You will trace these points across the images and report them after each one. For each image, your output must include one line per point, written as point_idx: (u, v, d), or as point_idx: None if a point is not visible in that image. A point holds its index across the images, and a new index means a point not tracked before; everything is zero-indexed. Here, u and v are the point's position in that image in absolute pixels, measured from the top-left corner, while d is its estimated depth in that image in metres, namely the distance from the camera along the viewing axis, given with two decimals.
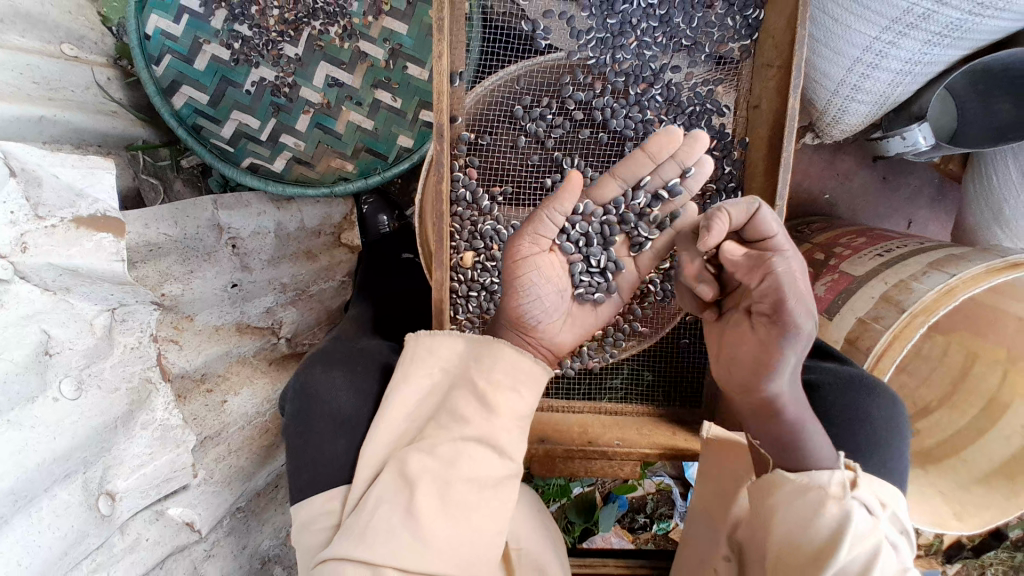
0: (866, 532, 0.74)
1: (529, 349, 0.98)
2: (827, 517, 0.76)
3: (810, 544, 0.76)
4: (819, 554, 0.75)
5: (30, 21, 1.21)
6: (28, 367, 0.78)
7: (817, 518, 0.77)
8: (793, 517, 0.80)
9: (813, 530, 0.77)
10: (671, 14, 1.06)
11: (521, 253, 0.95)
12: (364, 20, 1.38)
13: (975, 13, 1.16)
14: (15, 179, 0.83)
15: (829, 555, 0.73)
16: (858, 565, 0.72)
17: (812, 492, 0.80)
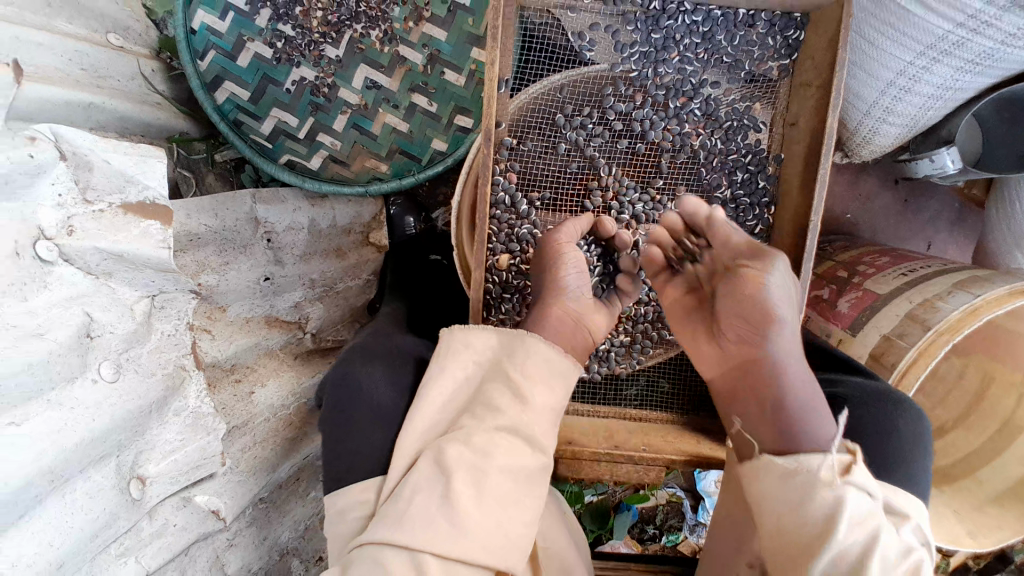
0: (864, 518, 0.72)
1: (571, 325, 0.99)
2: (826, 502, 0.73)
3: (808, 527, 0.74)
4: (816, 540, 0.72)
5: (75, 7, 1.22)
6: (70, 347, 0.79)
7: (815, 501, 0.74)
8: (789, 497, 0.77)
9: (809, 515, 0.74)
10: (713, 32, 1.07)
11: (562, 238, 1.04)
12: (405, 26, 1.42)
13: (1007, 43, 1.16)
14: (64, 163, 0.82)
15: (827, 539, 0.71)
16: (857, 549, 0.70)
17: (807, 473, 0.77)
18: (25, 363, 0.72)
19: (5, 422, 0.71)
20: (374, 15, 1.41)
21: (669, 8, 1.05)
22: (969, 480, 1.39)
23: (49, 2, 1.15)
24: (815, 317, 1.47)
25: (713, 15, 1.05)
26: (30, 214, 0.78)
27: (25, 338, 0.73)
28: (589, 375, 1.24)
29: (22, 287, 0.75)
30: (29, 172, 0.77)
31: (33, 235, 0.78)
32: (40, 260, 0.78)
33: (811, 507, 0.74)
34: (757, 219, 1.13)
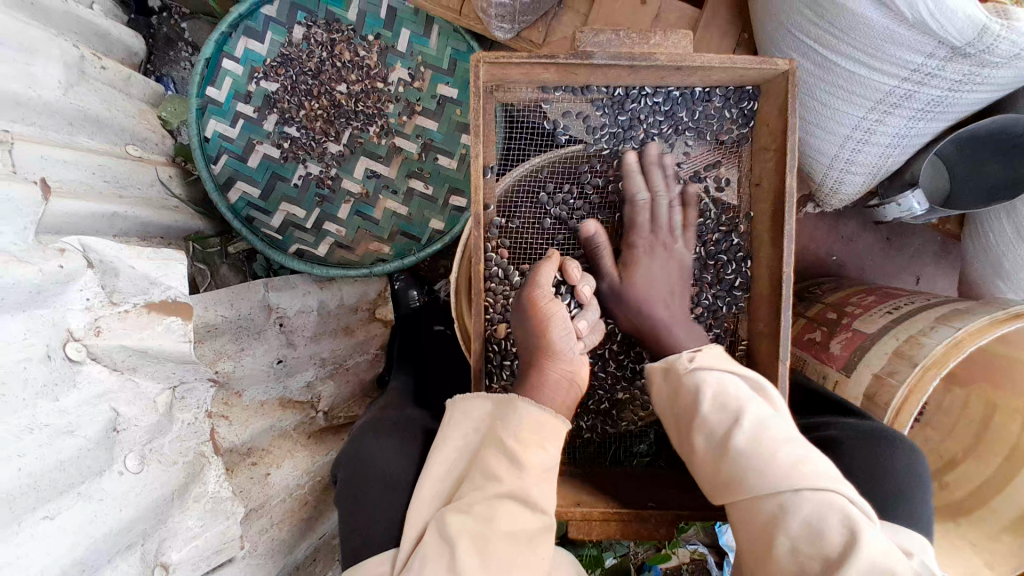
0: (767, 433, 0.86)
1: (554, 381, 0.97)
2: (729, 412, 0.90)
3: (719, 434, 0.90)
4: (724, 441, 0.89)
5: (97, 124, 1.34)
6: (98, 443, 0.86)
7: (719, 410, 0.91)
8: (690, 399, 0.95)
9: (715, 423, 0.91)
10: (674, 110, 1.17)
11: (538, 296, 1.01)
12: (399, 120, 1.57)
13: (954, 90, 1.25)
14: (89, 270, 0.89)
15: (731, 443, 0.87)
16: (724, 418, 0.90)
17: (709, 388, 0.94)
18: (58, 460, 0.79)
19: (40, 516, 0.77)
20: (372, 114, 1.57)
21: (632, 93, 1.15)
22: (984, 510, 1.37)
23: (72, 121, 1.25)
24: (811, 360, 1.51)
25: (672, 96, 1.16)
26: (60, 319, 0.85)
27: (58, 434, 0.80)
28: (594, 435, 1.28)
29: (54, 387, 0.81)
30: (57, 282, 0.81)
31: (64, 338, 0.85)
32: (69, 360, 0.85)
33: (710, 414, 0.91)
34: (737, 272, 1.21)
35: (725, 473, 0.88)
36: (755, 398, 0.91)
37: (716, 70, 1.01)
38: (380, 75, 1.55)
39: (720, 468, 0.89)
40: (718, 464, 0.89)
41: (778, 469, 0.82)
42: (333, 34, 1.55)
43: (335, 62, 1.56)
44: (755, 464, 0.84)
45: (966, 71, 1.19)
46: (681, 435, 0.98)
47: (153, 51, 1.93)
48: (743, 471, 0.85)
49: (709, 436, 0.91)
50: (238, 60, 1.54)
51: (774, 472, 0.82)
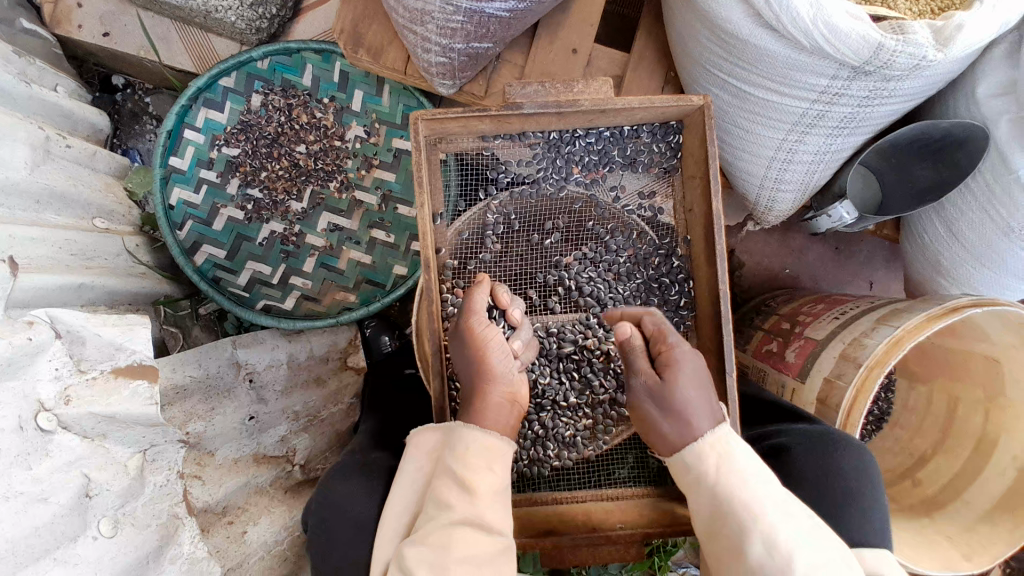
0: (766, 514, 0.87)
1: (495, 405, 1.02)
2: (725, 492, 0.92)
3: (719, 514, 0.92)
4: (725, 523, 0.90)
5: (63, 201, 1.38)
6: (71, 508, 0.88)
7: (716, 487, 0.93)
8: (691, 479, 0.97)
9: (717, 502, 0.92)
10: (607, 149, 1.26)
11: (475, 324, 1.07)
12: (358, 174, 1.65)
13: (864, 105, 1.36)
14: (58, 341, 0.92)
15: (732, 525, 0.89)
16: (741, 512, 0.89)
17: (704, 466, 0.96)
18: (34, 526, 0.81)
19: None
20: (331, 170, 1.65)
21: (566, 136, 1.23)
22: (957, 503, 1.41)
23: (39, 199, 1.29)
24: (769, 370, 1.57)
25: (603, 135, 1.24)
26: (30, 390, 0.87)
27: (32, 502, 0.82)
28: (560, 463, 1.31)
29: (26, 456, 0.84)
30: (29, 352, 0.86)
31: (34, 409, 0.87)
32: (40, 430, 0.87)
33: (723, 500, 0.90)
34: (680, 292, 1.28)
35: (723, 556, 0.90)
36: (752, 469, 0.92)
37: (638, 110, 1.11)
38: (337, 134, 1.64)
39: (717, 547, 0.91)
40: (717, 542, 0.91)
41: (783, 552, 0.83)
42: (290, 99, 1.64)
43: (293, 125, 1.64)
44: (760, 551, 0.85)
45: (870, 87, 1.31)
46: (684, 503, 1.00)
47: (119, 125, 2.00)
48: (740, 553, 0.87)
49: (709, 514, 0.94)
50: (199, 130, 1.61)
51: (779, 560, 0.83)
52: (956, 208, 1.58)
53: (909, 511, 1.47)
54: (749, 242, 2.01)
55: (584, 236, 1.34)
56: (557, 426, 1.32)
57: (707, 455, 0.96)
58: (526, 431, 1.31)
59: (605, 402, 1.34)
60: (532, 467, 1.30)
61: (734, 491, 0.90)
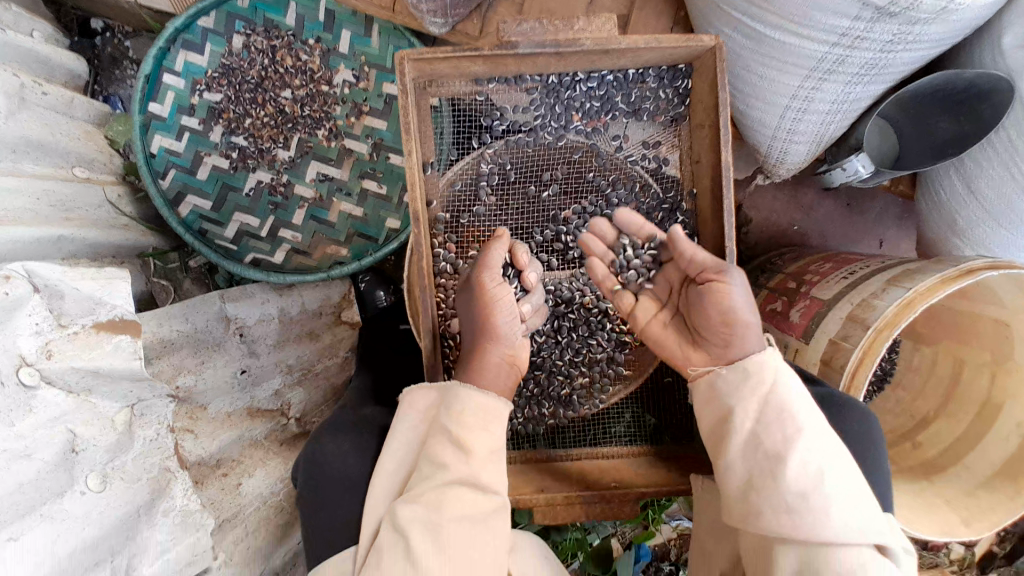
0: (813, 460, 0.86)
1: (491, 370, 1.01)
2: (778, 434, 0.89)
3: (764, 457, 0.89)
4: (773, 465, 0.87)
5: (42, 149, 1.31)
6: (57, 465, 0.81)
7: (772, 429, 0.89)
8: (738, 419, 0.93)
9: (764, 445, 0.89)
10: (609, 95, 1.18)
11: (486, 279, 1.03)
12: (348, 121, 1.57)
13: (886, 51, 1.26)
14: (37, 295, 0.83)
15: (780, 468, 0.86)
16: (780, 433, 0.89)
17: (760, 406, 0.92)
18: (17, 482, 0.76)
19: (4, 537, 0.73)
20: (320, 117, 1.57)
21: (566, 80, 1.15)
22: (958, 467, 1.40)
23: (15, 150, 1.22)
24: (772, 330, 1.53)
25: (606, 80, 1.15)
26: (9, 344, 0.79)
27: (15, 459, 0.76)
28: (555, 421, 1.30)
29: (9, 412, 0.77)
30: (6, 307, 0.78)
31: (15, 363, 0.79)
32: (22, 386, 0.79)
33: (756, 424, 0.91)
34: None
35: (762, 500, 0.87)
36: (809, 415, 0.89)
37: (644, 51, 1.03)
38: (324, 78, 1.55)
39: (756, 490, 0.89)
40: (755, 486, 0.89)
41: (824, 497, 0.83)
42: (273, 40, 1.54)
43: (278, 68, 1.55)
44: (803, 497, 0.84)
45: (895, 31, 1.21)
46: (716, 449, 0.96)
47: (99, 71, 1.90)
48: (781, 497, 0.85)
49: (751, 456, 0.90)
50: (178, 74, 1.52)
51: (819, 507, 0.83)
52: (974, 163, 1.50)
53: (908, 472, 1.46)
54: (757, 197, 1.94)
55: (584, 188, 1.26)
56: (552, 385, 1.30)
57: (762, 395, 0.92)
58: (521, 389, 1.29)
59: (602, 361, 1.31)
60: (527, 425, 1.28)
61: (783, 404, 0.90)
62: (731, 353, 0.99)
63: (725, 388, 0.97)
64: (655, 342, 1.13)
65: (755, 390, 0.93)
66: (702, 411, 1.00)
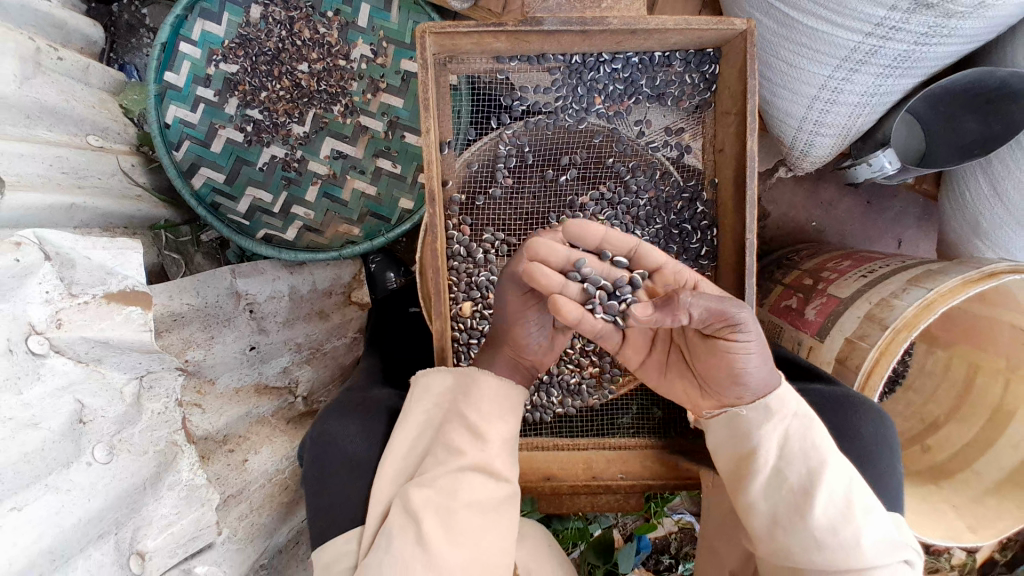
0: (839, 491, 0.84)
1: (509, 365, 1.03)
2: (802, 468, 0.86)
3: (789, 494, 0.86)
4: (801, 501, 0.85)
5: (55, 116, 1.30)
6: (64, 435, 0.79)
7: (795, 465, 0.87)
8: (761, 458, 0.90)
9: (789, 480, 0.87)
10: (633, 77, 1.15)
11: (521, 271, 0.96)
12: (364, 98, 1.55)
13: (923, 42, 1.22)
14: (49, 263, 0.82)
15: (807, 506, 0.84)
16: (805, 472, 0.86)
17: (782, 441, 0.89)
18: (22, 452, 0.73)
19: (8, 507, 0.71)
20: (335, 92, 1.54)
21: (590, 61, 1.12)
22: (966, 472, 1.38)
23: (29, 113, 1.21)
24: (786, 326, 1.50)
25: (631, 62, 1.13)
26: (20, 312, 0.78)
27: (20, 429, 0.74)
28: (563, 410, 1.29)
29: (16, 380, 0.76)
30: (16, 274, 0.77)
31: (25, 331, 0.78)
32: (31, 353, 0.78)
33: (781, 465, 0.88)
34: (702, 242, 1.20)
35: (790, 538, 0.85)
36: (829, 445, 0.87)
37: (673, 32, 1.00)
38: (342, 52, 1.53)
39: (783, 528, 0.86)
40: (782, 524, 0.86)
41: (854, 527, 0.81)
42: (291, 12, 1.52)
43: (295, 41, 1.53)
44: (833, 530, 0.82)
45: (931, 23, 1.17)
46: (737, 485, 0.93)
47: (116, 39, 1.88)
48: (812, 535, 0.83)
49: (775, 494, 0.88)
50: (195, 43, 1.50)
51: (849, 540, 0.81)
52: (1003, 164, 1.45)
53: (916, 477, 1.44)
54: (775, 191, 1.90)
55: (603, 173, 1.23)
56: (562, 373, 1.29)
57: (784, 430, 0.89)
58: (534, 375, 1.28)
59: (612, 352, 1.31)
60: (534, 413, 1.28)
61: (806, 438, 0.88)
62: (738, 395, 0.93)
63: (746, 427, 0.92)
64: (661, 382, 1.09)
65: (776, 427, 0.90)
66: (719, 447, 0.97)
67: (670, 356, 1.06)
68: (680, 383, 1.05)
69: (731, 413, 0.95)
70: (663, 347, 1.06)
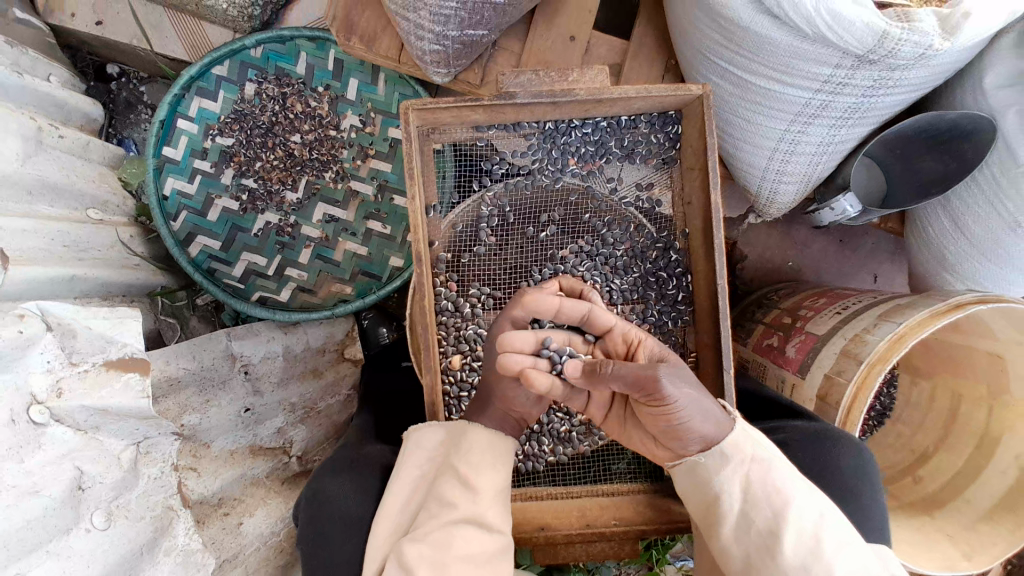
0: (805, 529, 0.86)
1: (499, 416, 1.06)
2: (767, 510, 0.89)
3: (759, 535, 0.88)
4: (770, 542, 0.87)
5: (56, 191, 1.36)
6: (63, 502, 0.81)
7: (760, 507, 0.89)
8: (726, 504, 0.92)
9: (756, 522, 0.89)
10: (603, 139, 1.24)
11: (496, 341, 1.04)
12: (354, 164, 1.63)
13: (868, 96, 1.33)
14: (50, 334, 0.85)
15: (776, 546, 0.86)
16: (770, 514, 0.88)
17: (744, 485, 0.91)
18: (25, 520, 0.75)
19: (10, 574, 0.72)
20: (326, 160, 1.63)
21: (561, 127, 1.21)
22: (958, 501, 1.39)
23: (31, 190, 1.28)
24: (769, 365, 1.55)
25: (600, 126, 1.21)
26: (21, 382, 0.81)
27: (23, 496, 0.76)
28: (555, 458, 1.32)
29: (19, 450, 0.78)
30: (20, 345, 0.80)
31: (26, 402, 0.81)
32: (33, 424, 0.81)
33: (747, 508, 0.90)
34: (678, 287, 1.26)
35: None
36: (791, 484, 0.90)
37: (636, 99, 1.09)
38: (332, 122, 1.63)
39: (758, 570, 0.88)
40: (756, 566, 0.88)
41: (824, 564, 0.83)
42: (284, 88, 1.62)
43: (288, 114, 1.63)
44: (805, 568, 0.83)
45: (873, 78, 1.28)
46: (710, 531, 0.95)
47: (115, 116, 1.98)
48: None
49: (745, 537, 0.90)
50: (193, 119, 1.59)
51: None
52: (961, 202, 1.55)
53: (911, 509, 1.45)
54: (751, 234, 1.98)
55: (581, 228, 1.31)
56: (552, 422, 1.32)
57: (744, 474, 0.92)
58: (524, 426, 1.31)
59: None
60: (526, 462, 1.30)
61: (766, 479, 0.91)
62: (688, 447, 0.95)
63: (706, 474, 0.94)
64: (622, 435, 1.11)
65: (736, 471, 0.92)
66: (686, 495, 0.99)
67: (626, 410, 1.09)
68: (638, 437, 1.07)
69: (687, 462, 0.96)
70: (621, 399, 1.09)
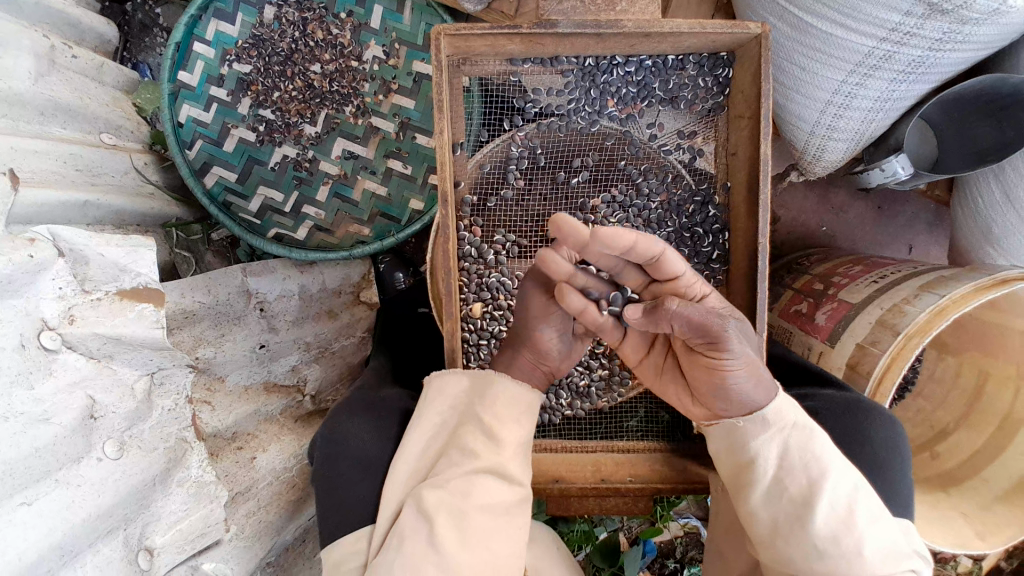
0: (840, 500, 0.84)
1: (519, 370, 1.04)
2: (802, 477, 0.86)
3: (790, 504, 0.86)
4: (801, 511, 0.85)
5: (69, 113, 1.31)
6: (75, 429, 0.79)
7: (795, 474, 0.86)
8: (760, 469, 0.89)
9: (789, 490, 0.86)
10: (647, 80, 1.15)
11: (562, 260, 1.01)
12: (375, 99, 1.55)
13: (935, 49, 1.21)
14: (60, 260, 0.82)
15: (807, 516, 0.84)
16: (805, 483, 0.85)
17: (782, 451, 0.88)
18: (34, 447, 0.73)
19: (16, 502, 0.71)
20: (347, 93, 1.55)
21: (602, 64, 1.12)
22: (975, 480, 1.36)
23: (43, 111, 1.22)
24: (796, 331, 1.50)
25: (644, 65, 1.12)
26: (32, 308, 0.78)
27: (32, 423, 0.74)
28: (572, 412, 1.29)
29: (27, 376, 0.75)
30: (30, 270, 0.76)
31: (37, 327, 0.78)
32: (44, 349, 0.78)
33: (783, 475, 0.87)
34: (714, 245, 1.20)
35: (792, 547, 0.85)
36: (831, 453, 0.87)
37: (687, 36, 0.99)
38: (354, 53, 1.54)
39: (784, 536, 0.86)
40: (783, 532, 0.86)
41: (856, 536, 0.82)
42: (304, 13, 1.54)
43: (308, 42, 1.54)
44: (835, 539, 0.82)
45: (945, 29, 1.16)
46: (737, 493, 0.93)
47: (129, 39, 1.89)
48: (813, 545, 0.83)
49: (776, 503, 0.88)
50: (209, 43, 1.52)
51: (852, 549, 0.81)
52: (1016, 172, 1.43)
53: (925, 485, 1.42)
54: (784, 195, 1.90)
55: (614, 175, 1.24)
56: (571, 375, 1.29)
57: (784, 440, 0.88)
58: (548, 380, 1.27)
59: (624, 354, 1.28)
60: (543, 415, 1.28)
61: (806, 447, 0.87)
62: (730, 408, 0.91)
63: (743, 437, 0.91)
64: (656, 385, 1.08)
65: (776, 436, 0.88)
66: (719, 457, 0.96)
67: (667, 360, 1.05)
68: (674, 390, 1.04)
69: (726, 423, 0.92)
70: (663, 349, 1.05)
